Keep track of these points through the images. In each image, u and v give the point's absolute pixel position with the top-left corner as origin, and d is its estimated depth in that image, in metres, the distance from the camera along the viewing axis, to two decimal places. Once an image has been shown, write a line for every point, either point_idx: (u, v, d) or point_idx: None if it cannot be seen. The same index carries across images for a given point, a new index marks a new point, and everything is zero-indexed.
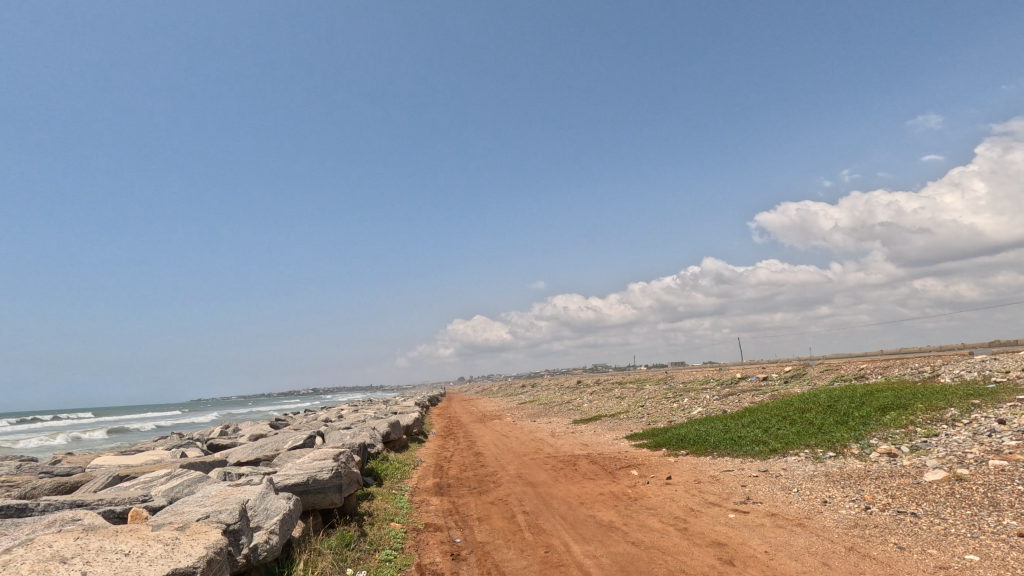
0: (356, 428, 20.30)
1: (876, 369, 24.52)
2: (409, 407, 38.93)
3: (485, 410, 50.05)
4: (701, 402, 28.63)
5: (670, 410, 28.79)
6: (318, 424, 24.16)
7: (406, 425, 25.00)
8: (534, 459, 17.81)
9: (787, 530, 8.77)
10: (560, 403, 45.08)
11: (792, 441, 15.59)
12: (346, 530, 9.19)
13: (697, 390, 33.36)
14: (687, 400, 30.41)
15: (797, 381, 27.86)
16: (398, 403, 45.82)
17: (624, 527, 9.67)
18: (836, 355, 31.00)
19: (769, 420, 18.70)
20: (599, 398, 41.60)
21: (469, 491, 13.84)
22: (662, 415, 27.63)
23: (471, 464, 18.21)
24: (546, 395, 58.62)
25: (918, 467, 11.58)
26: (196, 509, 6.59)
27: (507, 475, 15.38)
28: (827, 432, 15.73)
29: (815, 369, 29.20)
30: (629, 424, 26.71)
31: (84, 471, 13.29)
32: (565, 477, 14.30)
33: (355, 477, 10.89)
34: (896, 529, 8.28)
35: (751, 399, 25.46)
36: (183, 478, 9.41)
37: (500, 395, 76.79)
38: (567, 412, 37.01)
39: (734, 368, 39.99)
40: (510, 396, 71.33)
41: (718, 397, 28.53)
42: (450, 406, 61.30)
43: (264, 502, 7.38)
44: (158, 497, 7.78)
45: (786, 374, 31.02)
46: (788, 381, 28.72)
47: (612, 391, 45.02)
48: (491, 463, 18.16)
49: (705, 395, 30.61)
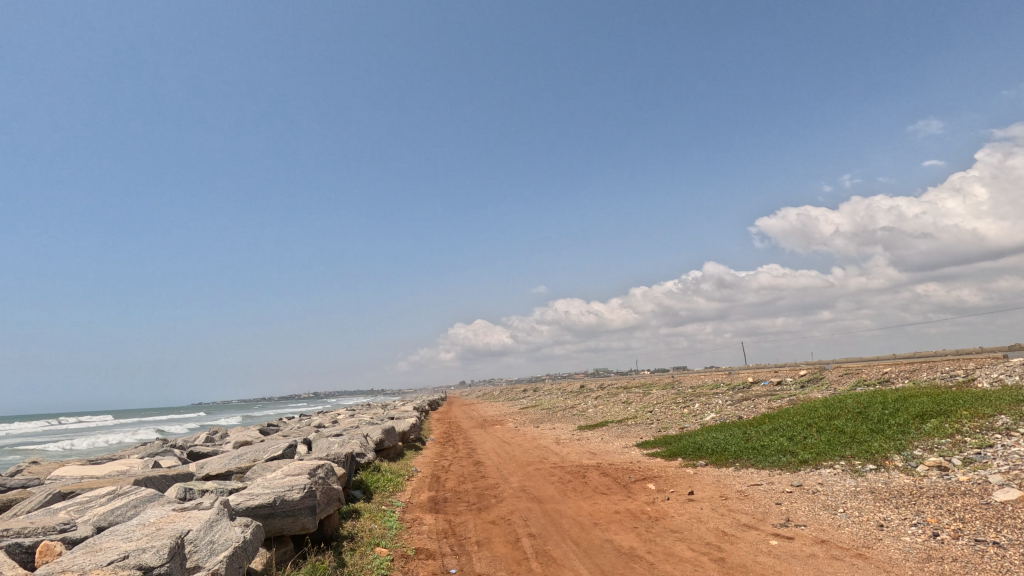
0: (347, 435, 18.93)
1: (902, 374, 23.02)
2: (407, 412, 37.41)
3: (486, 415, 48.50)
4: (714, 407, 27.12)
5: (680, 415, 27.34)
6: (309, 430, 22.79)
7: (402, 432, 23.57)
8: (540, 470, 16.35)
9: (847, 564, 7.34)
10: (563, 408, 43.54)
11: (824, 452, 14.13)
12: (320, 560, 7.78)
13: (708, 395, 31.91)
14: (698, 405, 28.96)
15: (815, 385, 26.38)
16: (396, 407, 44.34)
17: (649, 555, 8.24)
18: (855, 359, 29.46)
19: (794, 427, 17.26)
20: (604, 403, 40.15)
21: (468, 507, 12.40)
22: (672, 421, 26.13)
23: (471, 474, 16.79)
24: (548, 399, 57.23)
25: (980, 483, 10.13)
26: (116, 546, 5.20)
27: (510, 489, 13.92)
28: (863, 442, 14.27)
29: (833, 373, 27.72)
30: (638, 431, 25.23)
31: (37, 485, 11.88)
32: (574, 492, 12.85)
33: (335, 495, 9.47)
34: (983, 565, 6.83)
35: (768, 404, 23.96)
36: (129, 498, 8.01)
37: (501, 399, 75.44)
38: (571, 417, 35.58)
39: (744, 371, 38.55)
40: (512, 400, 70.04)
41: (732, 403, 27.02)
42: (450, 410, 59.84)
43: (210, 533, 5.95)
44: (84, 525, 6.38)
45: (802, 378, 29.54)
46: (805, 386, 27.25)
47: (617, 396, 43.60)
48: (492, 474, 16.75)
49: (718, 400, 29.10)
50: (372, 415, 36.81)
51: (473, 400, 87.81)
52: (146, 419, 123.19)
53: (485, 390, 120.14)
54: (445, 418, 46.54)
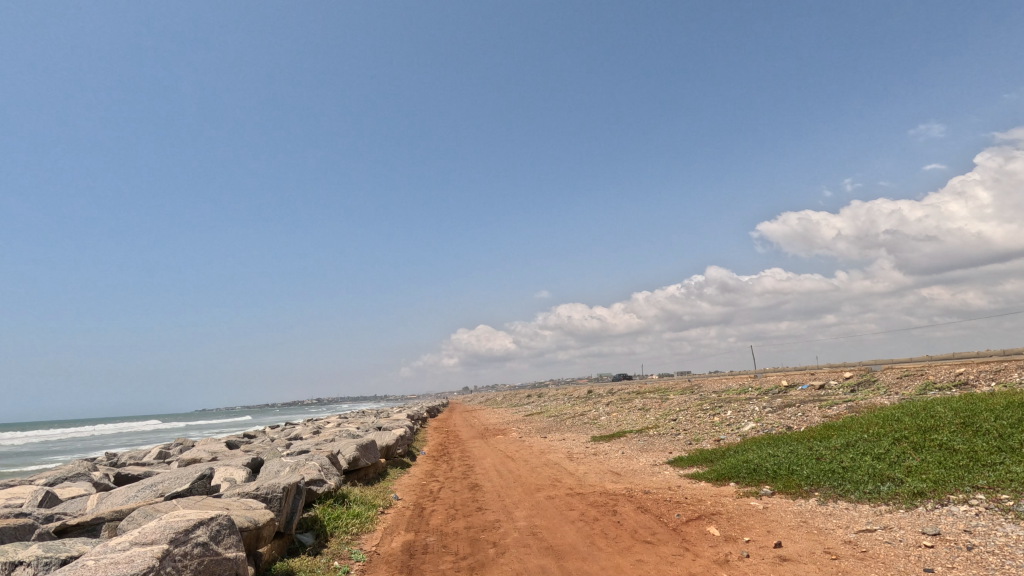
0: (311, 454, 15.16)
1: (982, 375, 19.21)
2: (399, 421, 33.74)
3: (488, 423, 44.75)
4: (750, 416, 23.31)
5: (712, 426, 23.51)
6: (274, 446, 19.05)
7: (386, 446, 19.84)
8: (554, 502, 12.55)
9: None
10: (572, 416, 39.73)
11: (944, 480, 10.32)
12: None
13: (739, 401, 28.06)
14: (731, 413, 25.14)
15: (869, 390, 22.55)
16: (389, 416, 40.65)
17: None
18: (911, 360, 25.58)
19: (878, 443, 13.44)
20: (618, 411, 36.33)
21: (454, 565, 8.62)
22: (704, 433, 22.32)
23: (464, 507, 13.00)
24: (554, 405, 53.27)
25: None
26: None
27: (516, 534, 10.14)
28: (995, 466, 10.46)
29: (888, 376, 23.88)
30: (664, 445, 21.41)
31: None
32: (606, 542, 9.12)
33: (229, 569, 5.82)
34: None
35: (821, 412, 20.16)
36: None
37: (504, 406, 71.48)
38: (583, 426, 31.81)
39: (773, 374, 34.76)
40: (516, 407, 66.15)
41: (772, 410, 23.18)
42: (449, 418, 55.66)
43: None
44: None
45: (848, 382, 25.71)
46: (856, 390, 23.41)
47: (632, 402, 39.84)
48: (492, 506, 12.96)
49: (753, 407, 25.25)
50: (359, 425, 33.07)
51: (474, 406, 83.90)
52: (140, 426, 119.83)
53: (488, 396, 116.34)
54: (443, 427, 42.86)
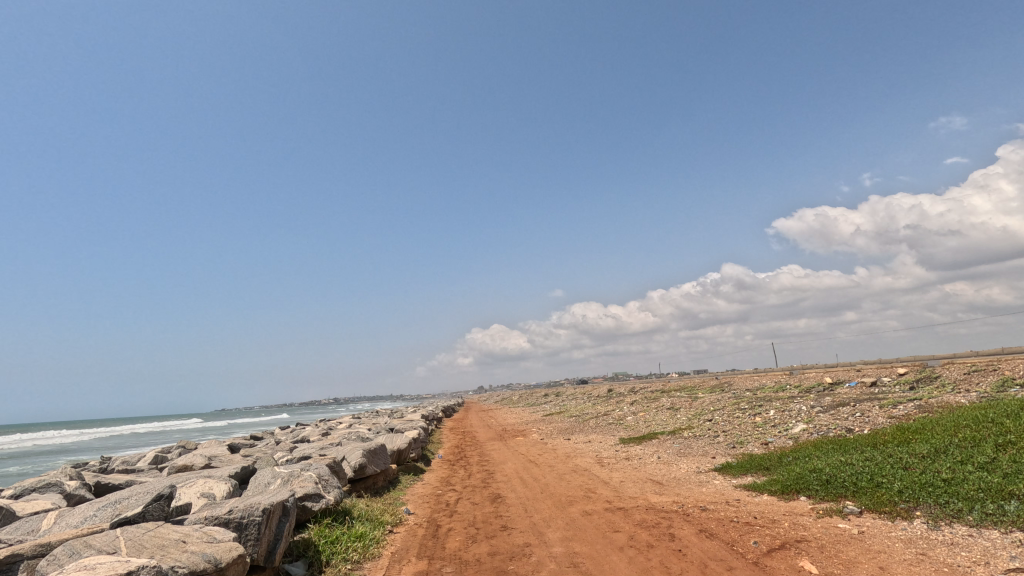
0: (311, 461, 13.36)
1: None
2: (412, 421, 31.98)
3: (506, 423, 42.85)
4: (799, 417, 21.12)
5: (755, 428, 21.36)
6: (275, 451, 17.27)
7: (398, 450, 18.02)
8: (593, 521, 10.57)
9: None
10: (594, 416, 37.61)
11: None
12: None
13: (780, 400, 25.89)
14: (775, 413, 22.96)
15: (935, 387, 20.26)
16: (404, 416, 38.98)
17: None
18: (975, 355, 23.22)
19: (979, 449, 11.26)
20: (645, 410, 34.23)
21: None
22: (748, 436, 20.19)
23: (487, 525, 11.08)
24: (575, 405, 51.28)
25: None
26: None
27: (552, 565, 8.20)
28: None
29: (952, 371, 21.56)
30: (704, 450, 19.30)
31: None
32: None
33: None
34: None
35: (884, 412, 17.96)
36: None
37: (521, 406, 69.63)
38: (609, 427, 29.77)
39: (812, 371, 32.51)
40: (534, 406, 64.20)
41: (823, 410, 20.99)
42: (465, 418, 53.92)
43: None
44: None
45: (904, 378, 23.45)
46: (918, 387, 21.13)
47: (658, 401, 37.73)
48: (519, 524, 11.03)
49: (799, 407, 22.99)
50: (371, 426, 31.40)
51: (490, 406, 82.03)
52: (155, 426, 119.97)
53: (504, 396, 114.48)
54: (459, 427, 41.02)
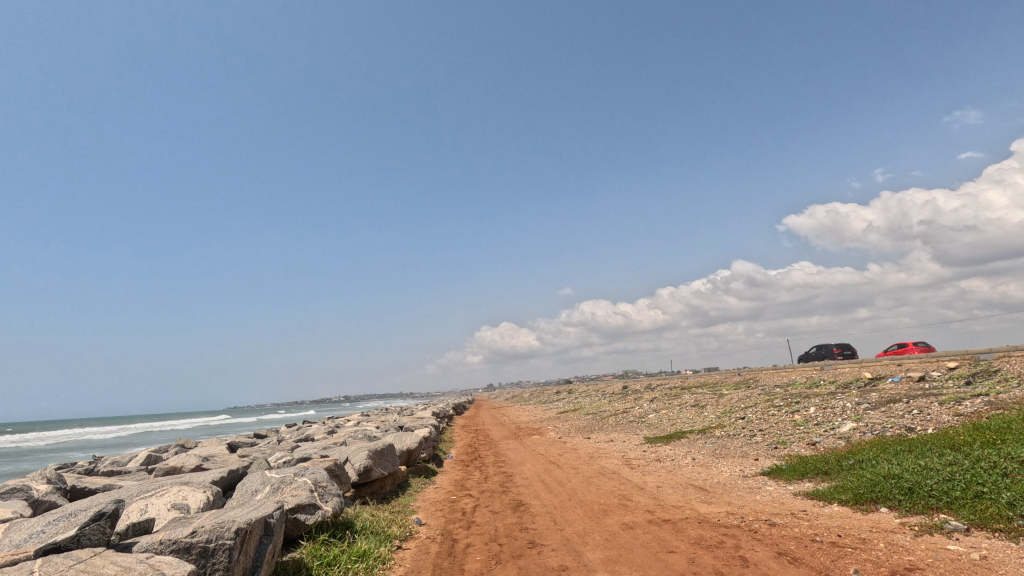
0: (310, 464, 11.81)
1: None
2: (423, 419, 30.43)
3: (519, 421, 41.32)
4: (845, 415, 19.35)
5: (797, 426, 19.59)
6: (272, 452, 15.75)
7: (407, 451, 16.45)
8: (638, 537, 8.95)
9: None
10: (613, 414, 35.90)
11: None
12: None
13: (818, 396, 24.08)
14: (816, 411, 21.16)
15: (998, 381, 18.40)
16: (414, 414, 37.55)
17: None
18: None
19: None
20: (667, 408, 32.50)
21: None
22: (790, 436, 18.45)
23: (512, 540, 9.45)
24: (590, 403, 49.65)
25: None
26: None
27: None
28: None
29: (1015, 365, 19.67)
30: (743, 451, 17.59)
31: None
32: None
33: None
34: None
35: (947, 410, 16.15)
36: None
37: (533, 403, 68.05)
38: (631, 426, 28.06)
39: (846, 366, 30.66)
40: (546, 404, 62.57)
41: (871, 407, 19.22)
42: (477, 415, 52.48)
43: None
44: None
45: (957, 373, 21.58)
46: (977, 382, 19.26)
47: (681, 398, 35.97)
48: (550, 539, 9.40)
49: (843, 404, 21.16)
50: (380, 424, 29.98)
51: (501, 404, 80.55)
52: (165, 424, 119.61)
53: (515, 393, 113.02)
54: (472, 425, 39.47)
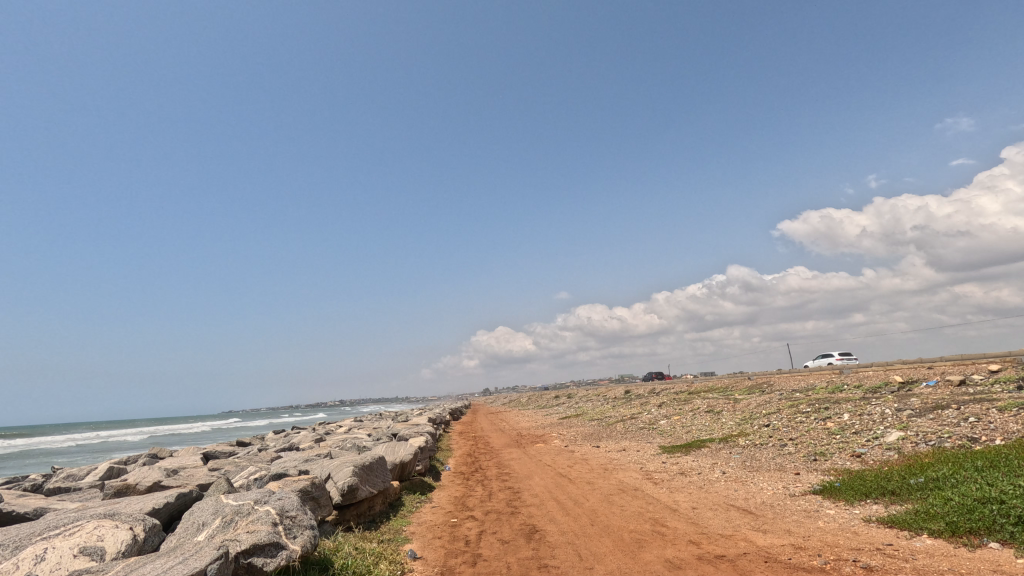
0: (281, 483, 9.83)
1: None
2: (418, 426, 28.37)
3: (520, 427, 39.39)
4: (887, 422, 17.48)
5: (833, 435, 17.70)
6: (245, 466, 13.71)
7: (400, 464, 14.45)
8: None
9: None
10: (621, 420, 33.97)
11: None
12: None
13: (848, 402, 22.22)
14: (851, 418, 19.27)
15: None
16: (410, 420, 35.54)
17: None
18: None
19: None
20: (679, 413, 30.58)
21: None
22: (829, 446, 16.56)
23: None
24: (593, 408, 47.72)
25: None
26: None
27: None
28: None
29: None
30: (778, 463, 15.70)
31: None
32: None
33: None
34: None
35: (1011, 417, 14.30)
36: None
37: (533, 408, 66.06)
38: (643, 433, 26.11)
39: (870, 370, 28.82)
40: (547, 409, 60.60)
41: (916, 414, 17.35)
42: (477, 420, 50.42)
43: None
44: None
45: (1004, 376, 19.73)
46: None
47: (692, 403, 34.08)
48: None
49: (880, 410, 19.22)
50: (374, 431, 27.99)
51: (499, 408, 78.51)
52: (154, 428, 117.10)
53: (512, 399, 110.88)
54: (471, 431, 37.42)
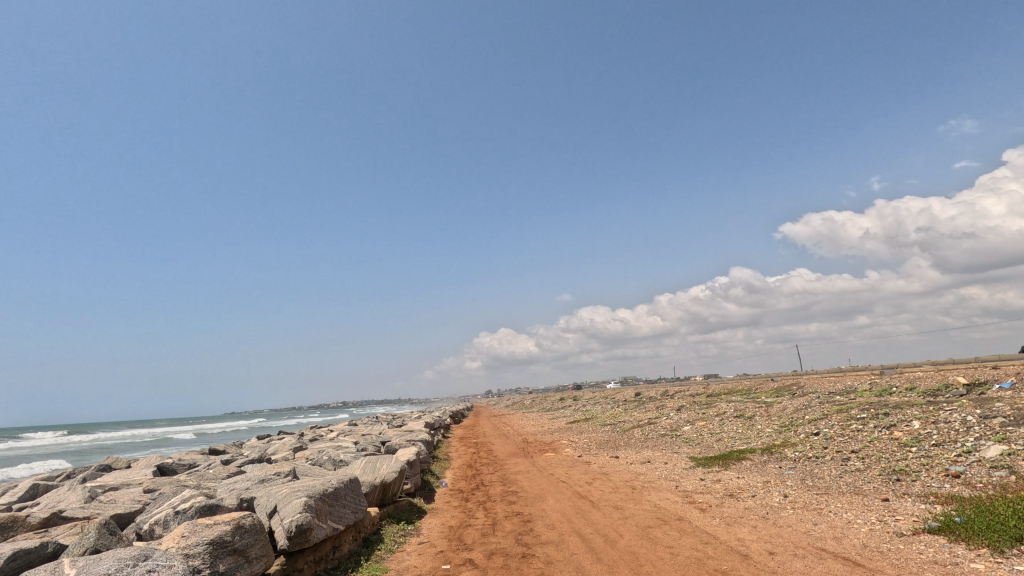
0: (194, 525, 6.88)
1: None
2: (412, 433, 25.24)
3: (525, 432, 36.31)
4: (976, 432, 14.38)
5: (909, 448, 14.60)
6: (178, 490, 10.67)
7: (380, 487, 11.43)
8: None
9: None
10: (636, 424, 30.90)
11: None
12: None
13: (909, 406, 19.07)
14: (924, 426, 16.13)
15: None
16: (406, 424, 32.44)
17: None
18: None
19: None
20: (704, 419, 27.43)
21: None
22: (910, 462, 13.48)
23: None
24: (601, 411, 44.60)
25: None
26: None
27: None
28: None
29: None
30: (851, 484, 12.66)
31: None
32: None
33: None
34: None
35: None
36: None
37: (537, 412, 62.90)
38: (667, 441, 23.00)
39: (919, 370, 25.63)
40: (552, 412, 57.39)
41: (1012, 422, 14.26)
42: (477, 425, 47.11)
43: None
44: None
45: None
46: None
47: (715, 407, 30.90)
48: None
49: (959, 417, 16.10)
50: (364, 438, 25.00)
51: (501, 411, 75.38)
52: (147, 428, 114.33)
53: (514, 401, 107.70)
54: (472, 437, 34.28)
